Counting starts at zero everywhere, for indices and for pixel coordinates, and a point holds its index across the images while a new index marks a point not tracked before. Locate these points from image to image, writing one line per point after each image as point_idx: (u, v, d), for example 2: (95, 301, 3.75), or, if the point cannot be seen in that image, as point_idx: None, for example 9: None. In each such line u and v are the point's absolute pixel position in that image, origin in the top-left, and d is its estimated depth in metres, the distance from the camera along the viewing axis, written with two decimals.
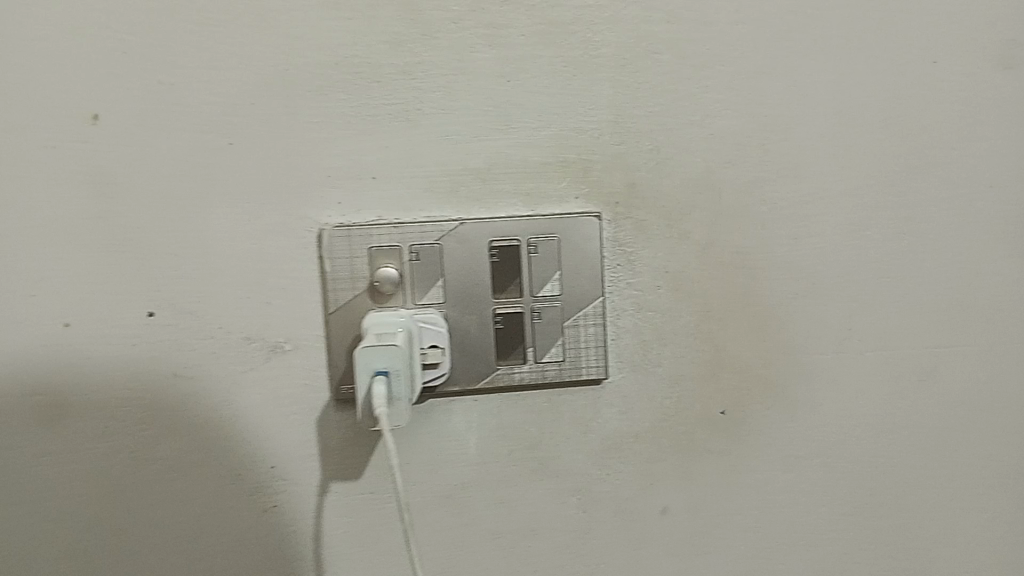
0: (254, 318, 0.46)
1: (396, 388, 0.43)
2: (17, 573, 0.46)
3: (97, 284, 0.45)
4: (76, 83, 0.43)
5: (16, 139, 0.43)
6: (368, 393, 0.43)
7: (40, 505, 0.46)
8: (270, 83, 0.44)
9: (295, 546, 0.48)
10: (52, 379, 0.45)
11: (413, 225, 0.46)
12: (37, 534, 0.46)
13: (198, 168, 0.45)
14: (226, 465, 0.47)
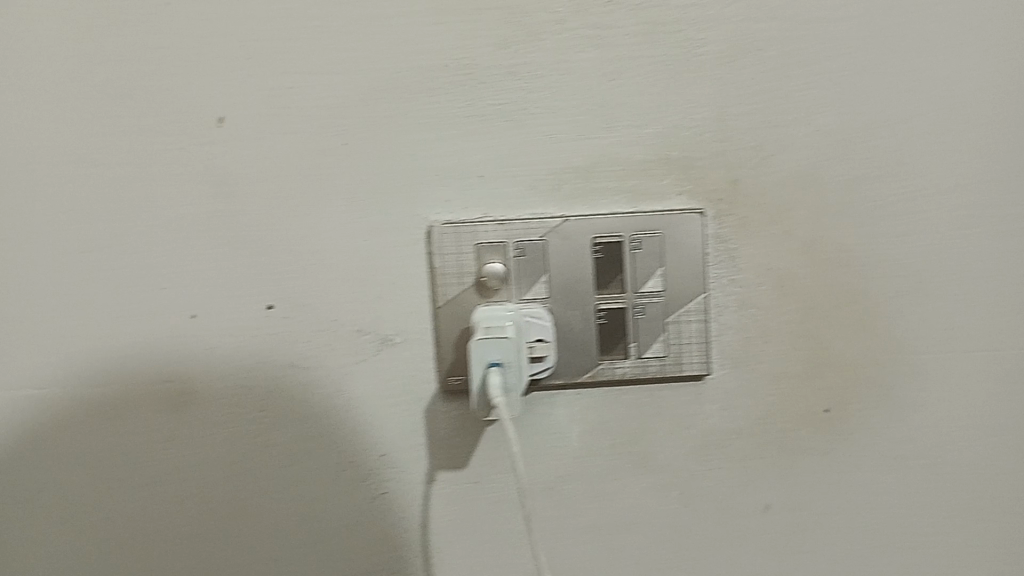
0: (365, 312, 0.48)
1: (510, 378, 0.44)
2: (149, 549, 0.50)
3: (221, 277, 0.47)
4: (203, 87, 0.46)
5: (149, 141, 0.46)
6: (482, 384, 0.44)
7: (166, 485, 0.49)
8: (382, 86, 0.46)
9: (403, 532, 0.49)
10: (179, 367, 0.48)
11: (519, 222, 0.47)
12: (166, 513, 0.49)
13: (314, 167, 0.47)
14: (338, 453, 0.48)
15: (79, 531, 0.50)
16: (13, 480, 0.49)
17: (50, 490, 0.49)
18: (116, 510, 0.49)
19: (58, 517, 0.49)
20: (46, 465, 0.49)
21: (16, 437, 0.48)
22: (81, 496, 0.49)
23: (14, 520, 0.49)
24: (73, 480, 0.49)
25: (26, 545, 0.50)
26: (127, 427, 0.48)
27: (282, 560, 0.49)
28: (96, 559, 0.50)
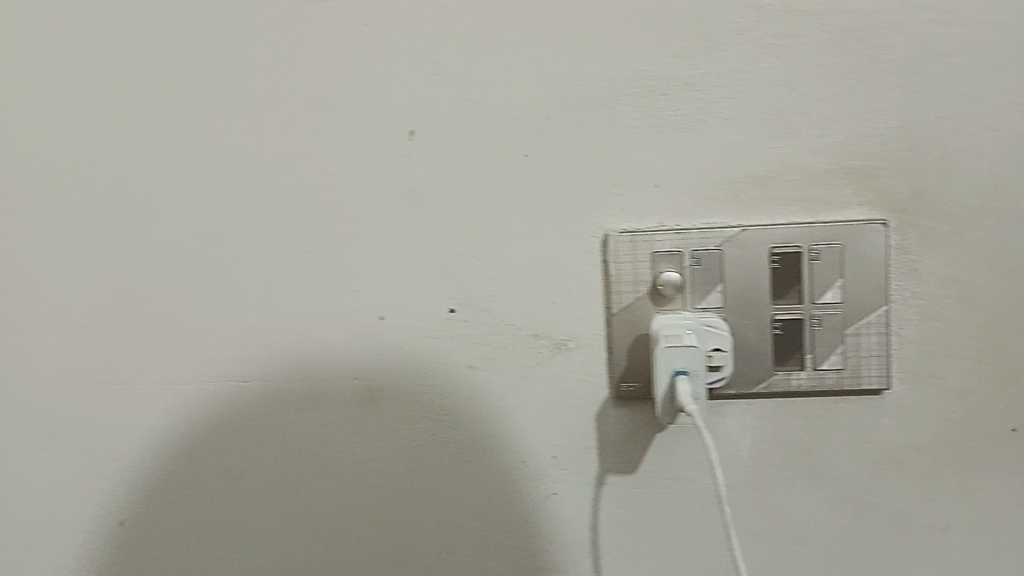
0: (542, 316, 0.49)
1: (695, 387, 0.45)
2: (332, 537, 0.52)
3: (407, 281, 0.50)
4: (396, 102, 0.49)
5: (345, 153, 0.49)
6: (668, 390, 0.45)
7: (351, 478, 0.51)
8: (563, 99, 0.48)
9: (573, 532, 0.51)
10: (367, 366, 0.50)
11: (695, 231, 0.48)
12: (349, 503, 0.52)
13: (497, 177, 0.49)
14: (514, 453, 0.50)
15: (267, 519, 0.52)
16: (212, 470, 0.52)
17: (244, 482, 0.52)
18: (302, 500, 0.52)
19: (251, 507, 0.52)
20: (242, 456, 0.52)
21: (216, 429, 0.52)
22: (272, 487, 0.52)
23: (211, 508, 0.53)
24: (265, 471, 0.52)
25: (220, 533, 0.53)
26: (317, 421, 0.51)
27: (458, 552, 0.52)
28: (283, 549, 0.53)
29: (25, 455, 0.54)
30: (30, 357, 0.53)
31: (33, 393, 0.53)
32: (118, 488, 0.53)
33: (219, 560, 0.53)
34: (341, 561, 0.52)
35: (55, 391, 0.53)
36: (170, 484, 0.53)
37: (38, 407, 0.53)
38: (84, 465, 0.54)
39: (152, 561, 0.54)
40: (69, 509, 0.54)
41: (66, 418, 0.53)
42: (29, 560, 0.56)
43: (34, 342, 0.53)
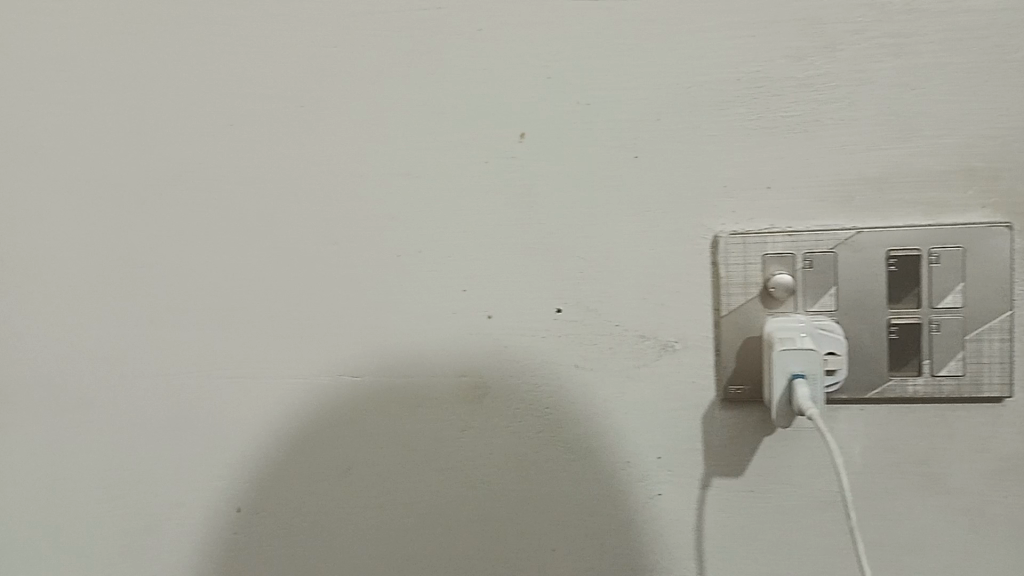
0: (649, 318, 0.50)
1: (814, 390, 0.44)
2: (439, 531, 0.53)
3: (516, 282, 0.51)
4: (508, 106, 0.49)
5: (456, 156, 0.50)
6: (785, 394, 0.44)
7: (460, 473, 0.52)
8: (675, 101, 0.48)
9: (677, 534, 0.51)
10: (474, 363, 0.51)
11: (808, 233, 0.47)
12: (456, 498, 0.53)
13: (606, 179, 0.49)
14: (620, 453, 0.51)
15: (375, 512, 0.54)
16: (323, 463, 0.54)
17: (355, 475, 0.53)
18: (409, 493, 0.53)
19: (361, 500, 0.54)
20: (353, 451, 0.53)
21: (328, 424, 0.53)
22: (381, 480, 0.53)
23: (322, 502, 0.54)
24: (376, 465, 0.53)
25: (330, 526, 0.54)
26: (427, 417, 0.52)
27: (562, 549, 0.52)
28: (392, 542, 0.54)
29: (147, 445, 0.57)
30: (152, 353, 0.56)
31: (153, 386, 0.56)
32: (232, 481, 0.55)
33: (328, 553, 0.55)
34: (450, 555, 0.53)
35: (174, 386, 0.55)
36: (281, 475, 0.55)
37: (159, 401, 0.56)
38: (200, 458, 0.56)
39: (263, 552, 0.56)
40: (184, 500, 0.56)
41: (184, 412, 0.55)
42: (148, 548, 0.58)
43: (155, 339, 0.55)
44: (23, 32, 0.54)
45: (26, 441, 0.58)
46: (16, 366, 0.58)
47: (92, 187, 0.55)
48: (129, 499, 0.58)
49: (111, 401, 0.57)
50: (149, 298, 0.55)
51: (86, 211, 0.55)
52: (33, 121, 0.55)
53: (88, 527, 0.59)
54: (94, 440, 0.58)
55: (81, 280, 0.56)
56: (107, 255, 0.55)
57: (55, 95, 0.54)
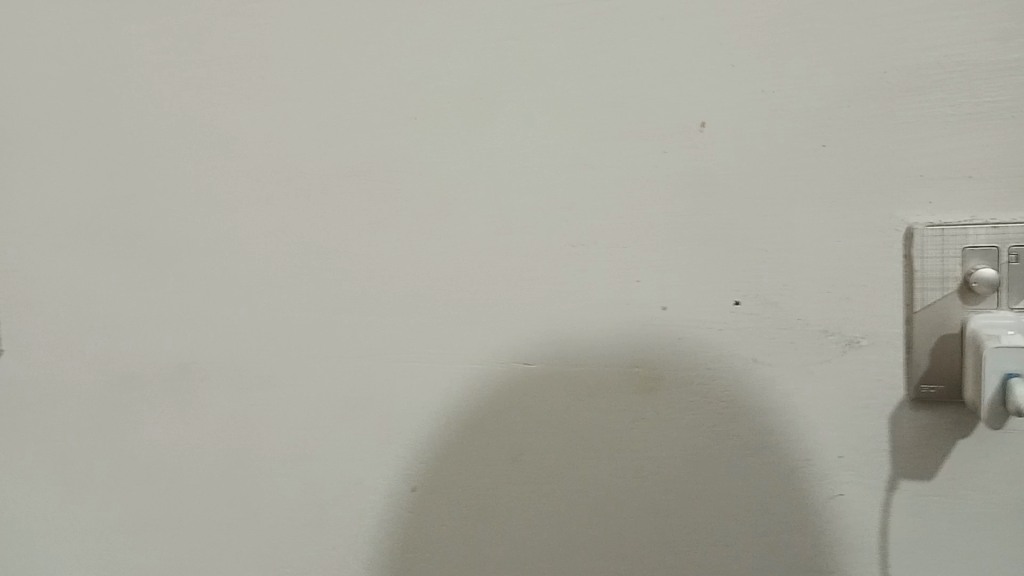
0: (833, 311, 0.48)
1: None
2: (606, 522, 0.53)
3: (693, 273, 0.50)
4: (688, 96, 0.49)
5: (634, 146, 0.50)
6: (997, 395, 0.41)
7: (632, 464, 0.52)
8: (866, 87, 0.46)
9: (859, 536, 0.49)
10: (645, 354, 0.51)
11: (1015, 225, 0.44)
12: (626, 489, 0.53)
13: (791, 169, 0.48)
14: (798, 449, 0.49)
15: (542, 501, 0.54)
16: (491, 450, 0.54)
17: (524, 464, 0.54)
18: (578, 483, 0.53)
19: (530, 489, 0.54)
20: (523, 438, 0.54)
21: (495, 412, 0.54)
22: (550, 469, 0.54)
23: (489, 490, 0.55)
24: (545, 453, 0.54)
25: (496, 513, 0.55)
26: (597, 408, 0.52)
27: (735, 546, 0.51)
28: (560, 531, 0.54)
29: (312, 436, 0.57)
30: (321, 343, 0.56)
31: (318, 373, 0.56)
32: (398, 470, 0.56)
33: (494, 540, 0.55)
34: (618, 546, 0.53)
35: (343, 376, 0.56)
36: (446, 462, 0.55)
37: (326, 390, 0.56)
38: (363, 446, 0.56)
39: (424, 540, 0.56)
40: (348, 492, 0.57)
41: (354, 401, 0.56)
42: (305, 540, 0.58)
43: (326, 329, 0.56)
44: (208, 28, 0.56)
45: (192, 429, 0.60)
46: (181, 354, 0.59)
47: (273, 179, 0.56)
48: (287, 489, 0.58)
49: (277, 393, 0.57)
50: (323, 289, 0.56)
51: (262, 203, 0.57)
52: (220, 115, 0.57)
53: (243, 520, 0.60)
54: (258, 433, 0.58)
55: (250, 270, 0.57)
56: (282, 246, 0.56)
57: (242, 88, 0.56)
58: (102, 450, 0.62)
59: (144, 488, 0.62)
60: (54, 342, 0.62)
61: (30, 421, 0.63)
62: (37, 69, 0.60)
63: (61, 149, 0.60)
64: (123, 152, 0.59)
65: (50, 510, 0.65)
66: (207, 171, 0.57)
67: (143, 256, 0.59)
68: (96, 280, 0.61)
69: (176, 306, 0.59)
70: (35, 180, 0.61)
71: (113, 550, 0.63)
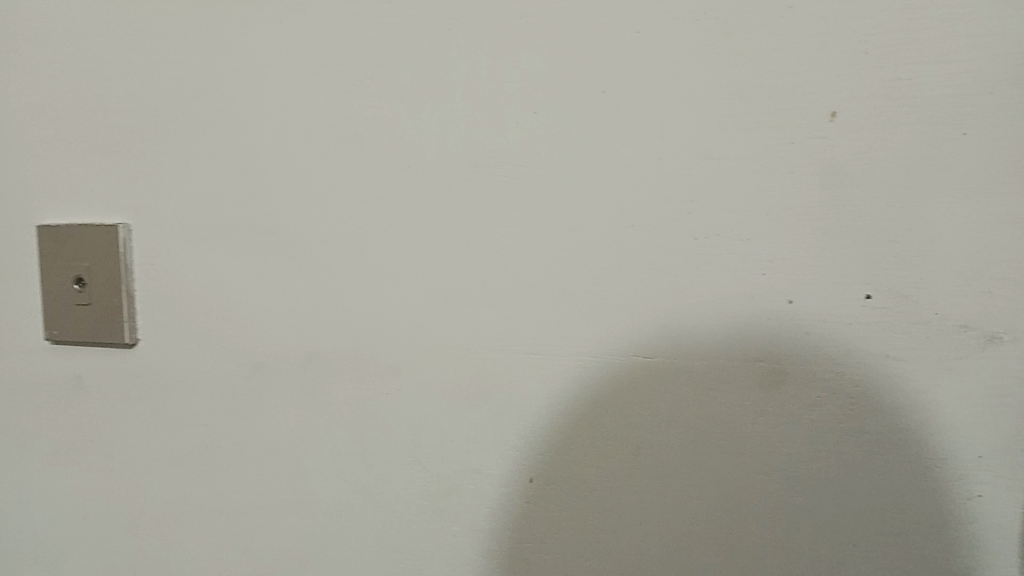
0: (972, 306, 0.47)
1: None
2: (728, 518, 0.53)
3: (822, 267, 0.49)
4: (819, 85, 0.49)
5: (762, 137, 0.50)
6: None
7: (758, 459, 0.52)
8: (1009, 73, 0.45)
9: (996, 538, 0.48)
10: (771, 348, 0.51)
11: None
12: (749, 485, 0.52)
13: (928, 159, 0.47)
14: (934, 448, 0.48)
15: (662, 495, 0.54)
16: (611, 443, 0.55)
17: (646, 456, 0.54)
18: (700, 477, 0.53)
19: (652, 481, 0.54)
20: (644, 430, 0.54)
21: (615, 403, 0.54)
22: (671, 462, 0.54)
23: (610, 482, 0.55)
24: (667, 447, 0.54)
25: (615, 506, 0.55)
26: (721, 401, 0.52)
27: (863, 545, 0.50)
28: (682, 525, 0.54)
29: (432, 427, 0.58)
30: (440, 335, 0.57)
31: (436, 365, 0.57)
32: (517, 462, 0.56)
33: (611, 534, 0.55)
34: (742, 541, 0.53)
35: (463, 366, 0.57)
36: (565, 455, 0.56)
37: (445, 381, 0.57)
38: (481, 437, 0.57)
39: (542, 533, 0.57)
40: (467, 484, 0.57)
41: (474, 392, 0.57)
42: (420, 532, 0.59)
43: (446, 320, 0.57)
44: (332, 25, 0.57)
45: (305, 420, 0.60)
46: (296, 346, 0.60)
47: (393, 173, 0.57)
48: (403, 481, 0.59)
49: (398, 383, 0.58)
50: (444, 281, 0.57)
51: (385, 198, 0.57)
52: (340, 110, 0.58)
53: (355, 512, 0.60)
54: (381, 424, 0.59)
55: (369, 263, 0.58)
56: (403, 240, 0.57)
57: (365, 85, 0.57)
58: (221, 441, 0.63)
59: (263, 480, 0.62)
60: (174, 335, 0.62)
61: (151, 411, 0.64)
62: (160, 69, 0.61)
63: (184, 145, 0.61)
64: (247, 148, 0.60)
65: (164, 502, 0.65)
66: (329, 165, 0.58)
67: (267, 248, 0.60)
68: (219, 271, 0.61)
69: (296, 298, 0.60)
70: (157, 176, 0.62)
71: (230, 541, 0.63)
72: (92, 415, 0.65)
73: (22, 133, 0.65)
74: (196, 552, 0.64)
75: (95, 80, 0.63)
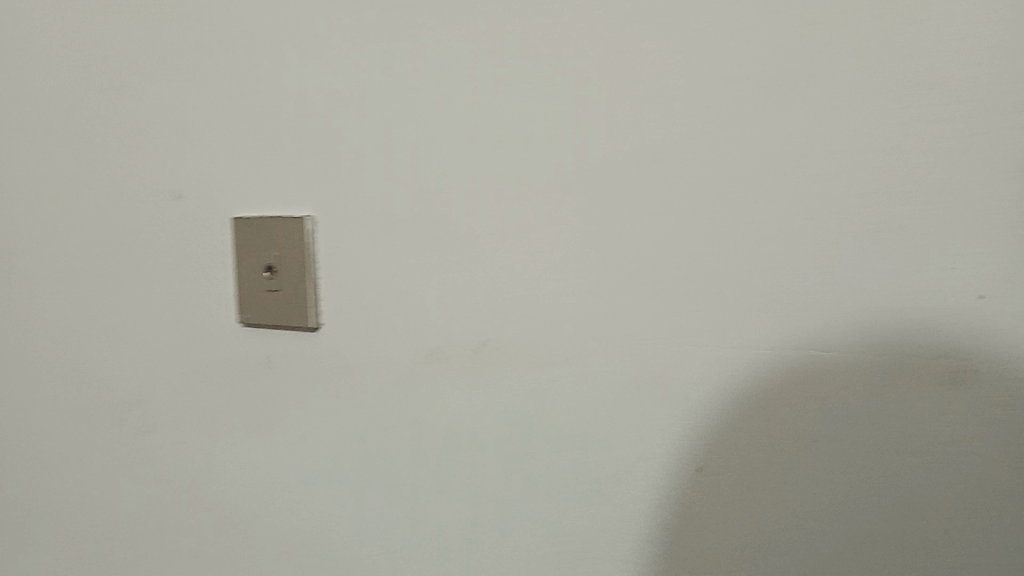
0: None
1: None
2: (900, 518, 0.52)
3: (1014, 262, 0.49)
4: (1012, 76, 0.48)
5: (951, 129, 0.49)
6: None
7: (923, 459, 0.52)
8: None
9: None
10: (922, 352, 0.51)
11: None
12: (923, 484, 0.52)
13: None
14: None
15: (830, 491, 0.54)
16: (780, 438, 0.55)
17: (785, 456, 0.55)
18: (870, 475, 0.53)
19: (811, 478, 0.54)
20: (814, 426, 0.54)
21: (786, 398, 0.54)
22: (841, 459, 0.54)
23: (778, 477, 0.55)
24: (836, 443, 0.54)
25: (781, 500, 0.55)
26: (895, 399, 0.52)
27: None
28: (846, 522, 0.54)
29: (602, 415, 0.60)
30: (611, 325, 0.59)
31: (606, 354, 0.59)
32: (685, 452, 0.57)
33: (776, 528, 0.56)
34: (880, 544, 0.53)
35: (634, 356, 0.58)
36: (732, 448, 0.56)
37: (614, 370, 0.59)
38: (651, 425, 0.58)
39: (707, 523, 0.58)
40: (637, 470, 0.59)
41: (642, 381, 0.58)
42: (588, 515, 0.61)
43: (618, 311, 0.58)
44: (506, 25, 0.60)
45: (475, 404, 0.63)
46: (468, 333, 0.63)
47: (566, 168, 0.59)
48: (571, 465, 0.61)
49: (567, 372, 0.60)
50: (616, 274, 0.58)
51: (557, 192, 0.59)
52: (515, 107, 0.60)
53: (523, 494, 0.63)
54: (551, 410, 0.61)
55: (541, 254, 0.60)
56: (575, 232, 0.59)
57: (540, 83, 0.59)
58: (395, 423, 0.66)
59: (433, 460, 0.65)
60: (352, 321, 0.66)
61: (328, 394, 0.68)
62: (338, 70, 0.65)
63: (362, 141, 0.65)
64: (423, 145, 0.63)
65: (340, 479, 0.68)
66: (503, 161, 0.61)
67: (442, 240, 0.63)
68: (396, 262, 0.64)
69: (470, 287, 0.63)
70: (336, 170, 0.66)
71: (401, 519, 0.67)
72: (269, 398, 0.70)
73: (211, 132, 0.70)
74: (368, 529, 0.68)
75: (275, 82, 0.67)
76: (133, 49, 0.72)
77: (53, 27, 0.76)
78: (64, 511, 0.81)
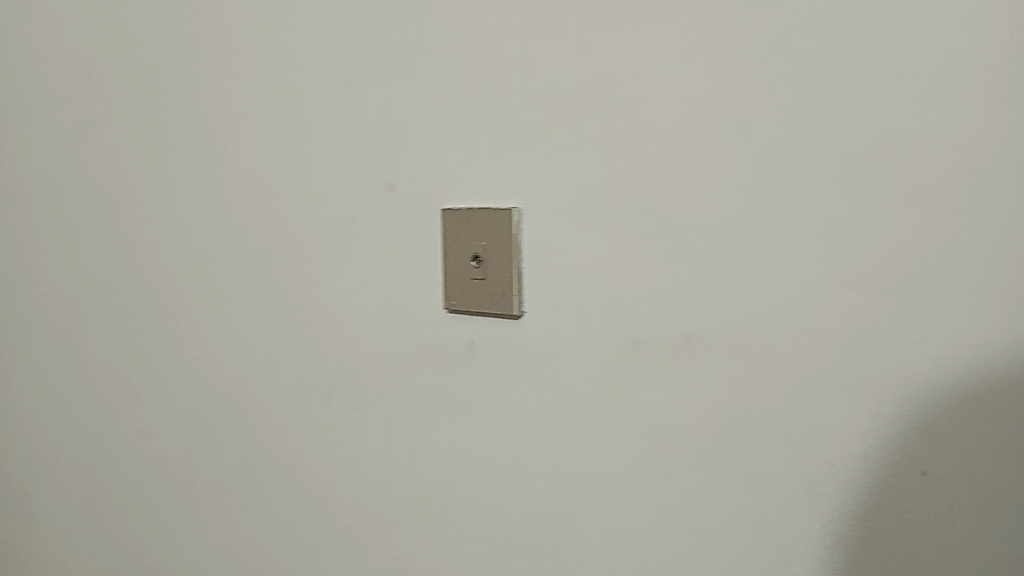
0: None
1: None
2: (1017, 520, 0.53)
3: None
4: None
5: None
6: None
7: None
8: None
9: None
10: None
11: None
12: None
13: None
14: None
15: (951, 497, 0.55)
16: (898, 448, 0.56)
17: (908, 467, 0.55)
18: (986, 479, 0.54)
19: (934, 485, 0.55)
20: (929, 436, 0.55)
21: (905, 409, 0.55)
22: (956, 465, 0.54)
23: (900, 485, 0.56)
24: (952, 450, 0.54)
25: (907, 507, 0.56)
26: (1008, 404, 0.52)
27: None
28: (967, 526, 0.54)
29: (815, 411, 0.58)
30: (829, 319, 0.57)
31: (822, 349, 0.58)
32: (907, 453, 0.55)
33: (904, 534, 0.56)
34: (969, 558, 0.54)
35: (852, 352, 0.57)
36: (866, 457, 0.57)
37: (830, 366, 0.57)
38: (869, 423, 0.56)
39: (903, 526, 0.56)
40: (851, 469, 0.57)
41: (860, 378, 0.56)
42: (795, 512, 0.60)
43: (837, 305, 0.57)
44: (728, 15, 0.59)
45: (681, 395, 0.63)
46: (675, 324, 0.63)
47: (784, 159, 0.58)
48: (779, 461, 0.60)
49: (777, 366, 0.59)
50: (835, 267, 0.57)
51: (773, 183, 0.59)
52: (732, 97, 0.60)
53: (726, 488, 0.62)
54: (759, 404, 0.60)
55: (753, 247, 0.60)
56: (792, 224, 0.58)
57: (759, 72, 0.59)
58: (595, 411, 0.67)
59: (634, 448, 0.66)
60: (557, 309, 0.68)
61: (531, 380, 0.70)
62: (550, 64, 0.67)
63: (571, 134, 0.66)
64: (632, 137, 0.64)
65: (538, 462, 0.70)
66: (716, 152, 0.60)
67: (650, 230, 0.64)
68: (601, 252, 0.66)
69: (676, 279, 0.63)
70: (545, 162, 0.68)
71: (601, 504, 0.68)
72: (473, 381, 0.73)
73: (424, 126, 0.74)
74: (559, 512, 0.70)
75: (488, 77, 0.70)
76: (353, 50, 0.77)
77: (282, 31, 0.82)
78: (277, 478, 0.87)
